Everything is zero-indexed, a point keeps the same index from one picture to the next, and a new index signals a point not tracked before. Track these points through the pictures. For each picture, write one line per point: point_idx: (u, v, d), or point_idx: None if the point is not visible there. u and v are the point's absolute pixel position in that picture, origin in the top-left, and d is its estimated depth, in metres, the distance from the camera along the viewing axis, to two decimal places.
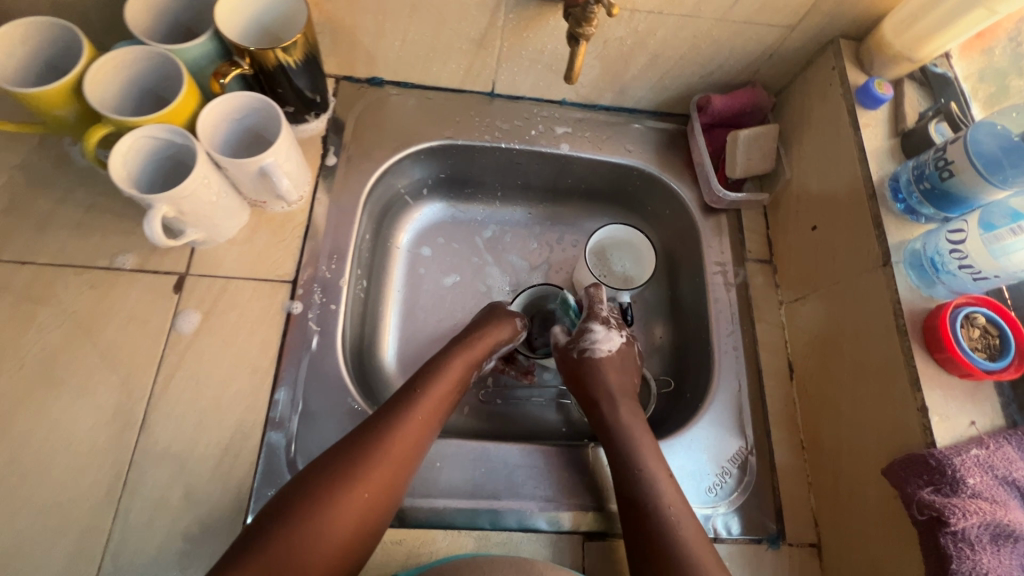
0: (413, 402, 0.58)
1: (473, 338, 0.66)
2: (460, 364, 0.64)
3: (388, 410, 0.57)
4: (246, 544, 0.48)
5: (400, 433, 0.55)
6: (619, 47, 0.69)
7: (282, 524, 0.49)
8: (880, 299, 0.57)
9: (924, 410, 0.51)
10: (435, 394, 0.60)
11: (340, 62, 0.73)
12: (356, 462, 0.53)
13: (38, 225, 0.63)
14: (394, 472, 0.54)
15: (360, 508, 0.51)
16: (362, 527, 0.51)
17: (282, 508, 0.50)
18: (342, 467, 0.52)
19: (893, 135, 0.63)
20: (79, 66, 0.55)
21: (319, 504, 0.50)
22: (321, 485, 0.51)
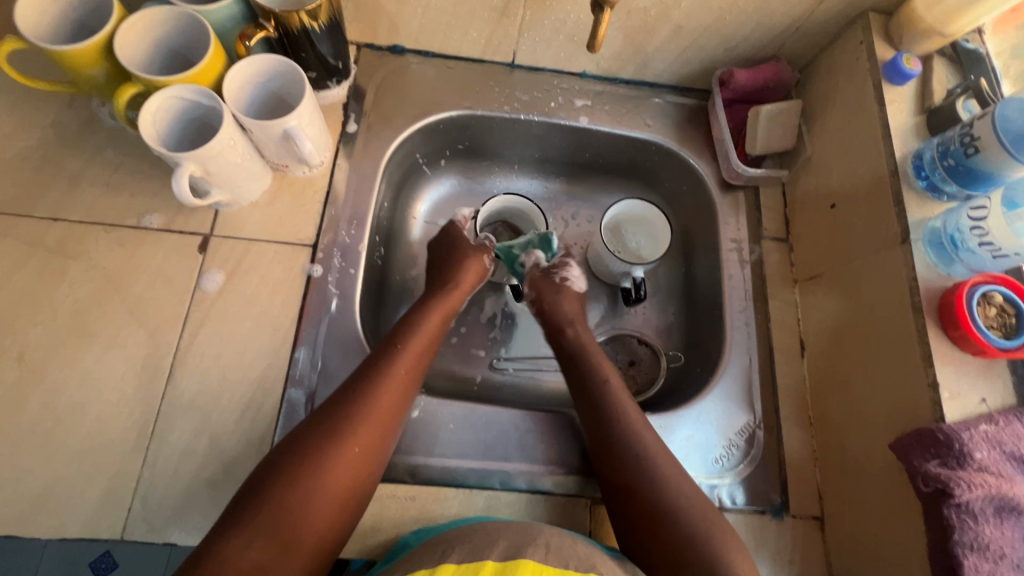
0: (402, 341, 0.60)
1: (452, 284, 0.69)
2: (444, 304, 0.67)
3: (372, 364, 0.57)
4: (254, 486, 0.48)
5: (395, 369, 0.57)
6: (642, 17, 0.68)
7: (286, 465, 0.49)
8: (897, 276, 0.57)
9: (935, 386, 0.52)
10: (423, 334, 0.62)
11: (363, 28, 0.74)
12: (355, 401, 0.54)
13: (69, 183, 0.65)
14: (392, 408, 0.55)
15: (363, 445, 0.52)
16: (367, 465, 0.52)
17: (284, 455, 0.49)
18: (340, 407, 0.53)
19: (919, 112, 0.62)
20: (109, 25, 0.56)
21: (324, 444, 0.50)
22: (323, 428, 0.51)
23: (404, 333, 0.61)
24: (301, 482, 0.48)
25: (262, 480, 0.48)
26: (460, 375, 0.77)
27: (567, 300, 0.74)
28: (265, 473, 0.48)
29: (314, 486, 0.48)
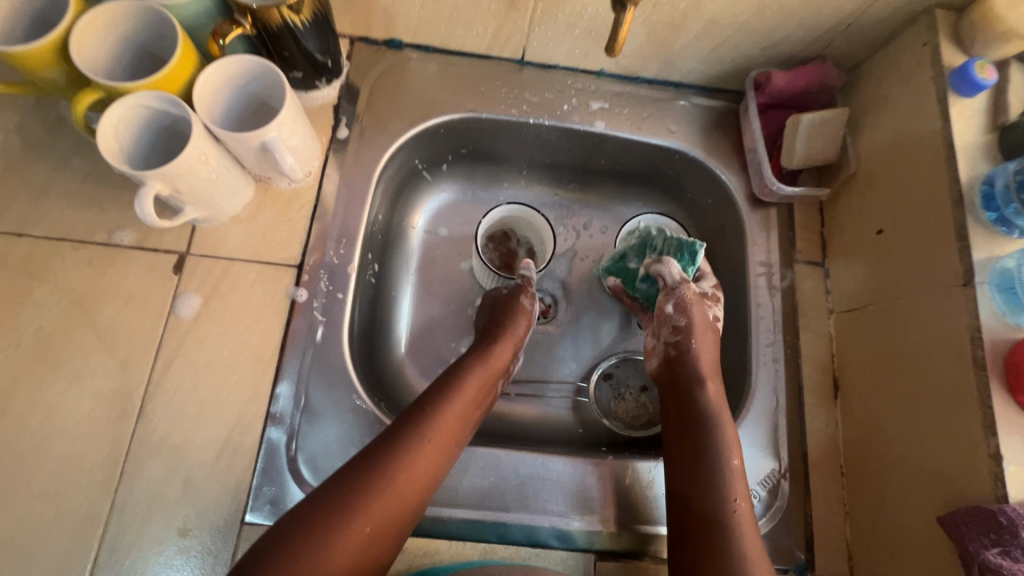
0: (443, 405, 0.55)
1: (504, 333, 0.63)
2: (489, 356, 0.61)
3: (404, 427, 0.53)
4: (274, 538, 0.45)
5: (427, 439, 0.52)
6: (671, 12, 0.60)
7: (306, 525, 0.46)
8: (955, 322, 0.50)
9: (997, 457, 0.45)
10: (466, 396, 0.57)
11: (355, 21, 0.66)
12: (387, 466, 0.50)
13: (34, 195, 0.59)
14: (422, 478, 0.51)
15: (383, 516, 0.48)
16: (386, 538, 0.48)
17: (311, 512, 0.47)
18: (370, 469, 0.49)
19: (990, 129, 0.53)
20: (66, 21, 0.49)
21: (347, 508, 0.47)
22: (349, 489, 0.48)
23: (447, 391, 0.56)
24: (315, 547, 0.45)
25: (289, 531, 0.45)
26: None
27: (708, 341, 0.62)
28: (290, 525, 0.46)
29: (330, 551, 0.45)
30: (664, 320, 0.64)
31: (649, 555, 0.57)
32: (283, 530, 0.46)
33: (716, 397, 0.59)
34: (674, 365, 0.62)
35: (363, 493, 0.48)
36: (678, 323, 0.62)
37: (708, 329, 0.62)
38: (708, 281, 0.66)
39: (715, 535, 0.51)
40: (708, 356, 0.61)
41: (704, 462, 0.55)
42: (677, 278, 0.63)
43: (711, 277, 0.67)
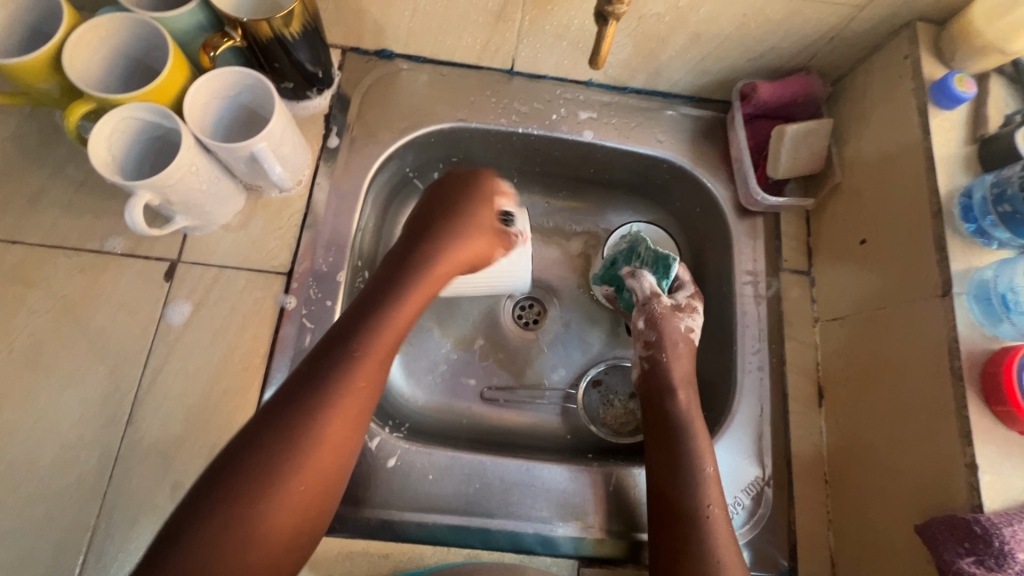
0: (366, 340, 0.50)
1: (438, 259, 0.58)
2: (427, 281, 0.56)
3: (331, 366, 0.48)
4: (201, 499, 0.43)
5: (354, 379, 0.48)
6: (655, 25, 0.61)
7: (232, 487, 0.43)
8: (934, 332, 0.50)
9: (972, 467, 0.45)
10: (394, 325, 0.52)
11: (347, 32, 0.67)
12: (315, 412, 0.46)
13: (30, 202, 0.60)
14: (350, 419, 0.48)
15: (318, 464, 0.46)
16: (329, 482, 0.47)
17: (234, 472, 0.44)
18: (291, 418, 0.46)
19: (970, 142, 0.54)
20: (58, 35, 0.50)
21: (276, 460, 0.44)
22: (277, 441, 0.45)
23: (370, 324, 0.51)
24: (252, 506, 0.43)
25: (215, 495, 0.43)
26: (448, 406, 0.72)
27: (681, 355, 0.63)
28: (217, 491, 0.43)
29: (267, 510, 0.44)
30: (638, 334, 0.66)
31: (637, 562, 0.58)
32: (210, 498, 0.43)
33: (688, 405, 0.60)
34: (649, 379, 0.63)
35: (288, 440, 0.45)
36: (650, 338, 0.64)
37: (681, 342, 0.64)
38: (685, 291, 0.67)
39: (690, 535, 0.52)
40: (682, 367, 0.62)
41: (678, 470, 0.55)
42: (648, 291, 0.66)
43: (690, 285, 0.68)
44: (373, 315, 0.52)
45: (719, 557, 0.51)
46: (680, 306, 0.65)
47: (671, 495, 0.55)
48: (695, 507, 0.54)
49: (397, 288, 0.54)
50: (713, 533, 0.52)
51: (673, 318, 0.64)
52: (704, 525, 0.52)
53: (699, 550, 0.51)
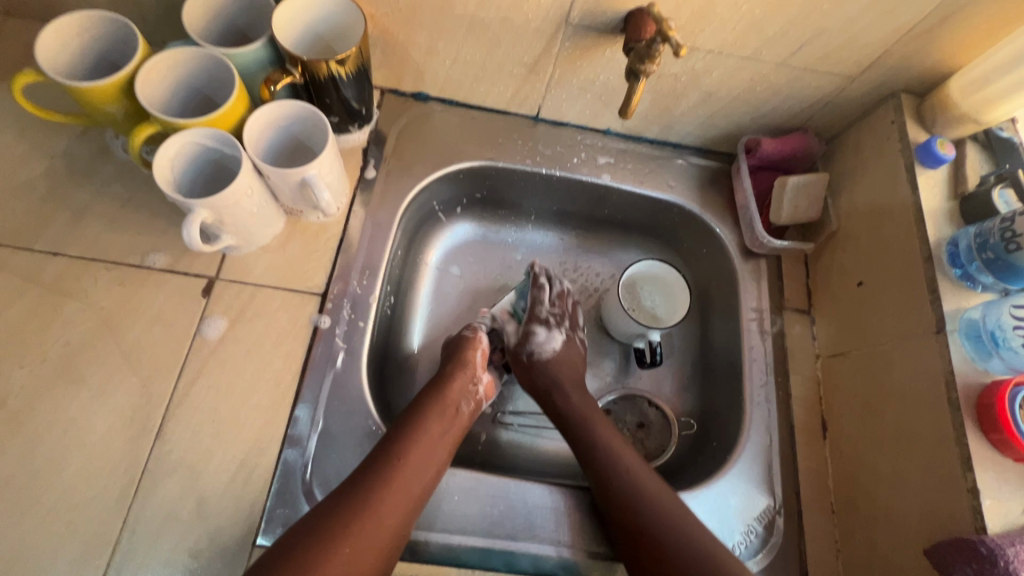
0: (409, 427, 0.58)
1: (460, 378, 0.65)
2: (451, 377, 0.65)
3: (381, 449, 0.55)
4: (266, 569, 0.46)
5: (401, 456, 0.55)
6: (672, 83, 0.68)
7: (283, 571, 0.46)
8: (931, 366, 0.55)
9: (975, 492, 0.49)
10: (427, 441, 0.58)
11: (388, 75, 0.73)
12: (363, 489, 0.52)
13: (73, 216, 0.62)
14: (390, 525, 0.51)
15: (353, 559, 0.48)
16: None
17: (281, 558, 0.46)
18: (336, 525, 0.49)
19: (952, 198, 0.61)
20: (132, 64, 0.54)
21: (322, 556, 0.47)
22: (331, 520, 0.49)
23: (405, 433, 0.57)
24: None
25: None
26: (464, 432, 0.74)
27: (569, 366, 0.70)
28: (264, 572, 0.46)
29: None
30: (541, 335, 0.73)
31: None
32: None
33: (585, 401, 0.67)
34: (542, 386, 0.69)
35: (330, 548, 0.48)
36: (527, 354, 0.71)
37: (537, 369, 0.69)
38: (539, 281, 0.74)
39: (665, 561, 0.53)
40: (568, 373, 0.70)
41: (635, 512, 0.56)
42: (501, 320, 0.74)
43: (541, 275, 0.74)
44: (408, 429, 0.57)
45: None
46: (523, 333, 0.72)
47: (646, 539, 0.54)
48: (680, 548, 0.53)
49: (427, 407, 0.61)
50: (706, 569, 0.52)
51: (522, 355, 0.71)
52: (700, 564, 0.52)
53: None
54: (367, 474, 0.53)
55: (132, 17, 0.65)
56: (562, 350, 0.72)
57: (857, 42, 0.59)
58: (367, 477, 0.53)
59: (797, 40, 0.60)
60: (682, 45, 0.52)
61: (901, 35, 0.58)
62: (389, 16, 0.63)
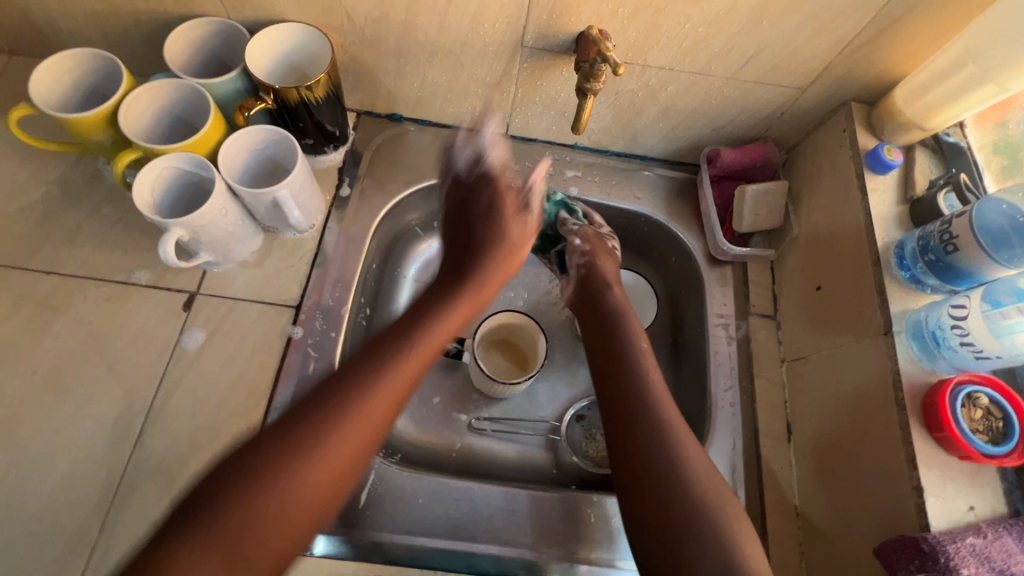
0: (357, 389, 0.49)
1: (480, 269, 0.65)
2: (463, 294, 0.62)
3: (365, 370, 0.50)
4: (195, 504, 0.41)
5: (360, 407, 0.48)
6: (631, 99, 0.71)
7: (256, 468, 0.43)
8: (880, 367, 0.56)
9: (919, 490, 0.50)
10: (378, 394, 0.49)
11: (362, 98, 0.77)
12: (317, 424, 0.46)
13: (66, 237, 0.67)
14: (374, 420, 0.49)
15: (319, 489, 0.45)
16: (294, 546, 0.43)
17: (254, 462, 0.43)
18: (291, 455, 0.44)
19: (902, 202, 0.62)
20: (117, 96, 0.59)
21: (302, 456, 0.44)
22: (283, 453, 0.44)
23: (369, 372, 0.50)
24: (264, 503, 0.42)
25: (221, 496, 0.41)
26: (439, 438, 0.76)
27: (609, 262, 0.74)
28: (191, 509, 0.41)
29: (285, 493, 0.43)
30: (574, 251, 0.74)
31: None
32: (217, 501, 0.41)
33: (621, 299, 0.70)
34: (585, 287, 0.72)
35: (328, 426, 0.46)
36: (585, 250, 0.73)
37: (584, 265, 0.73)
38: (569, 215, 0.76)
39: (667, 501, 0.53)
40: (609, 269, 0.73)
41: (631, 397, 0.60)
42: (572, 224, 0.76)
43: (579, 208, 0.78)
44: (362, 376, 0.49)
45: (718, 521, 0.51)
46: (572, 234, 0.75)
47: (633, 425, 0.58)
48: (664, 437, 0.56)
49: (445, 302, 0.60)
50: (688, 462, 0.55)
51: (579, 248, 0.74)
52: (672, 453, 0.55)
53: (683, 496, 0.52)
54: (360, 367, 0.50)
55: (123, 52, 0.71)
56: (608, 253, 0.75)
57: (800, 55, 0.61)
58: (368, 363, 0.51)
59: (742, 55, 0.62)
60: (621, 63, 0.54)
61: (842, 48, 0.60)
62: (357, 45, 0.67)
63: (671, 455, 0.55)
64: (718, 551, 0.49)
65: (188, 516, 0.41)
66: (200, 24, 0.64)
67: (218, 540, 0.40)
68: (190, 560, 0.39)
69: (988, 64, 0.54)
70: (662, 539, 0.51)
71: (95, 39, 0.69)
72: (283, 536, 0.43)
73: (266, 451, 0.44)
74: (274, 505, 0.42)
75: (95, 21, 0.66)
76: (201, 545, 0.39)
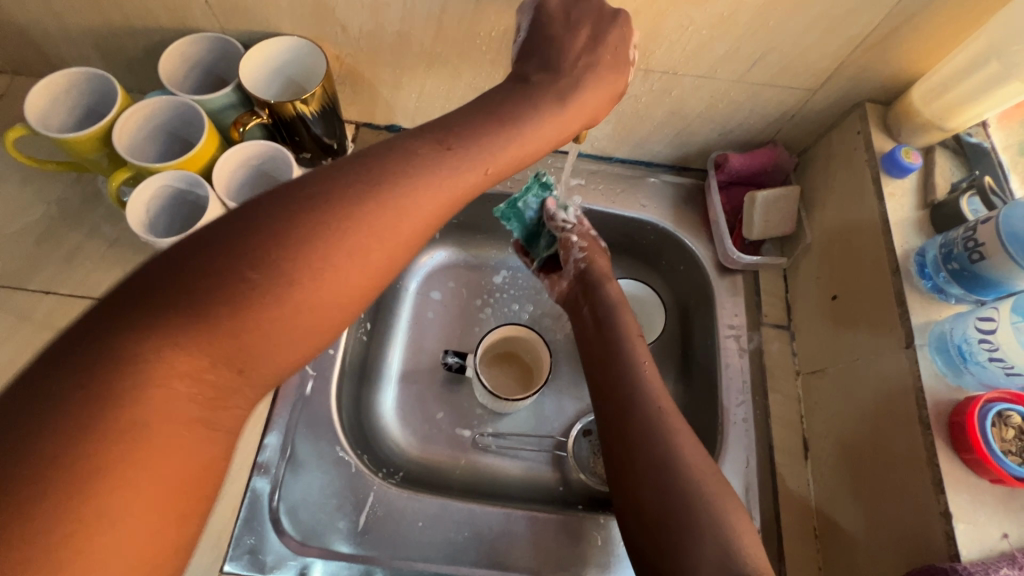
0: (353, 211, 0.37)
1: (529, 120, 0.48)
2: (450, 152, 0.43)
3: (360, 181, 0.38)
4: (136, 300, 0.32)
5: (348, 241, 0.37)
6: (633, 104, 0.69)
7: (187, 277, 0.33)
8: (901, 382, 0.53)
9: (948, 516, 0.46)
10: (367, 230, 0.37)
11: (360, 110, 0.76)
12: (289, 242, 0.35)
13: (65, 256, 0.66)
14: (368, 263, 0.37)
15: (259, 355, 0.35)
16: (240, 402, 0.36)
17: (200, 256, 0.33)
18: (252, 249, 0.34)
19: (922, 207, 0.59)
20: (111, 115, 0.59)
21: (217, 336, 0.33)
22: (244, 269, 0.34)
23: (367, 193, 0.38)
24: (144, 406, 0.31)
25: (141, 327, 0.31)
26: (443, 455, 0.74)
27: (603, 259, 0.71)
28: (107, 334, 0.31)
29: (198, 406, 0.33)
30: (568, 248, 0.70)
31: None
32: (97, 367, 0.30)
33: (618, 296, 0.67)
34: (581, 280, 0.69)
35: (300, 244, 0.35)
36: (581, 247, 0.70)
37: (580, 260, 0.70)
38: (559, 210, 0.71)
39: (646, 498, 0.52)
40: (603, 264, 0.70)
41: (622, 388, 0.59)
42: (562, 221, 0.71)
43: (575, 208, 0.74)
44: (355, 203, 0.37)
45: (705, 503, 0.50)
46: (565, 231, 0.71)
47: (624, 415, 0.57)
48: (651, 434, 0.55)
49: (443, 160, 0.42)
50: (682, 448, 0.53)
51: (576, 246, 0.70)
52: (665, 443, 0.54)
53: (677, 485, 0.51)
54: (356, 168, 0.39)
55: (122, 70, 0.71)
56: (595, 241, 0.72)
57: (810, 55, 0.59)
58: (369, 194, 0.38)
59: (749, 56, 0.60)
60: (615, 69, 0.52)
61: (855, 46, 0.57)
62: (352, 57, 0.66)
63: (662, 444, 0.54)
64: (716, 546, 0.48)
65: (81, 343, 0.31)
66: (195, 40, 0.63)
67: (122, 447, 0.30)
68: (110, 505, 0.29)
69: (1011, 61, 0.50)
70: (652, 545, 0.51)
71: (94, 58, 0.69)
72: (211, 441, 0.34)
73: (186, 360, 0.33)
74: (171, 429, 0.32)
75: (93, 40, 0.66)
76: (84, 488, 0.28)
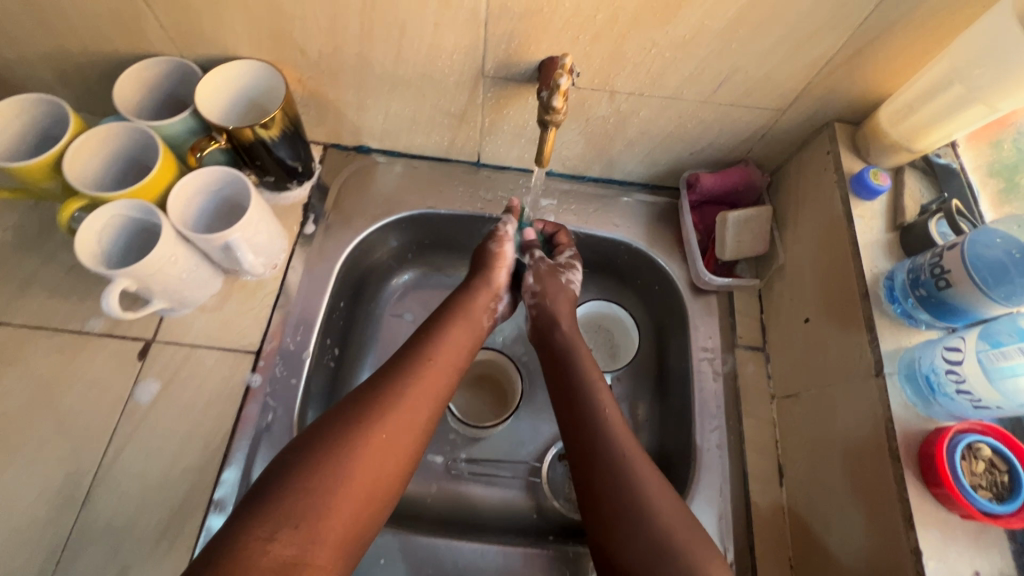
0: (425, 352, 0.59)
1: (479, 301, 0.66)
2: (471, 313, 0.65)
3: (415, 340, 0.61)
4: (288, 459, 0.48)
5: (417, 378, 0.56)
6: (601, 125, 0.68)
7: (271, 509, 0.45)
8: (871, 411, 0.51)
9: (917, 553, 0.45)
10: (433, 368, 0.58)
11: (327, 131, 0.74)
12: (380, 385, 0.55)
13: (20, 285, 0.65)
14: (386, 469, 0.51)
15: (357, 501, 0.48)
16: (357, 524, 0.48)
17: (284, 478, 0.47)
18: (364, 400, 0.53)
19: (892, 229, 0.58)
20: (62, 142, 0.57)
21: (315, 518, 0.45)
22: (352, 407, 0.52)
23: (429, 340, 0.60)
24: (316, 509, 0.46)
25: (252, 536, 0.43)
26: (414, 483, 0.73)
27: (563, 301, 0.69)
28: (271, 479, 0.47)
29: (323, 532, 0.45)
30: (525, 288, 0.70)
31: None
32: (276, 506, 0.45)
33: (572, 331, 0.67)
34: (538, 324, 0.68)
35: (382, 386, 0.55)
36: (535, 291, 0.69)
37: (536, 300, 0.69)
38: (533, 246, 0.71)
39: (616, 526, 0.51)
40: (563, 311, 0.68)
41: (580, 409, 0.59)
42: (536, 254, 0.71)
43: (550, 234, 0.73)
44: (419, 350, 0.59)
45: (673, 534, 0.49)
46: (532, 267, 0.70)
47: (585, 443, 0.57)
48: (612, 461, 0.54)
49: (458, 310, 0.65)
50: (654, 478, 0.52)
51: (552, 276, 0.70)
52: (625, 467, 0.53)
53: (630, 501, 0.52)
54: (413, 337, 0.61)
55: (80, 92, 0.69)
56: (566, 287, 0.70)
57: (775, 77, 0.58)
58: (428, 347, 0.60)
59: (714, 78, 0.59)
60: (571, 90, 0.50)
61: (820, 67, 0.56)
62: (314, 79, 0.65)
63: (612, 461, 0.54)
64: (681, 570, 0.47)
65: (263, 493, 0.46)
66: (152, 64, 0.62)
67: (295, 521, 0.45)
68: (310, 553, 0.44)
69: (975, 83, 0.50)
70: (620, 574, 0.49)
71: (51, 81, 0.67)
72: (314, 548, 0.45)
73: (331, 474, 0.48)
74: (305, 524, 0.45)
75: (47, 63, 0.64)
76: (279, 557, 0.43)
